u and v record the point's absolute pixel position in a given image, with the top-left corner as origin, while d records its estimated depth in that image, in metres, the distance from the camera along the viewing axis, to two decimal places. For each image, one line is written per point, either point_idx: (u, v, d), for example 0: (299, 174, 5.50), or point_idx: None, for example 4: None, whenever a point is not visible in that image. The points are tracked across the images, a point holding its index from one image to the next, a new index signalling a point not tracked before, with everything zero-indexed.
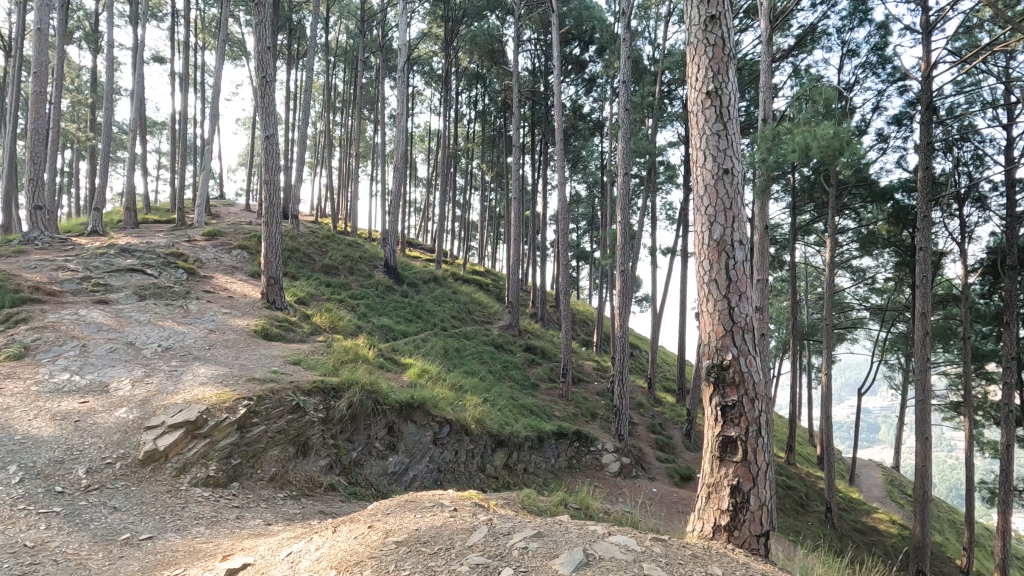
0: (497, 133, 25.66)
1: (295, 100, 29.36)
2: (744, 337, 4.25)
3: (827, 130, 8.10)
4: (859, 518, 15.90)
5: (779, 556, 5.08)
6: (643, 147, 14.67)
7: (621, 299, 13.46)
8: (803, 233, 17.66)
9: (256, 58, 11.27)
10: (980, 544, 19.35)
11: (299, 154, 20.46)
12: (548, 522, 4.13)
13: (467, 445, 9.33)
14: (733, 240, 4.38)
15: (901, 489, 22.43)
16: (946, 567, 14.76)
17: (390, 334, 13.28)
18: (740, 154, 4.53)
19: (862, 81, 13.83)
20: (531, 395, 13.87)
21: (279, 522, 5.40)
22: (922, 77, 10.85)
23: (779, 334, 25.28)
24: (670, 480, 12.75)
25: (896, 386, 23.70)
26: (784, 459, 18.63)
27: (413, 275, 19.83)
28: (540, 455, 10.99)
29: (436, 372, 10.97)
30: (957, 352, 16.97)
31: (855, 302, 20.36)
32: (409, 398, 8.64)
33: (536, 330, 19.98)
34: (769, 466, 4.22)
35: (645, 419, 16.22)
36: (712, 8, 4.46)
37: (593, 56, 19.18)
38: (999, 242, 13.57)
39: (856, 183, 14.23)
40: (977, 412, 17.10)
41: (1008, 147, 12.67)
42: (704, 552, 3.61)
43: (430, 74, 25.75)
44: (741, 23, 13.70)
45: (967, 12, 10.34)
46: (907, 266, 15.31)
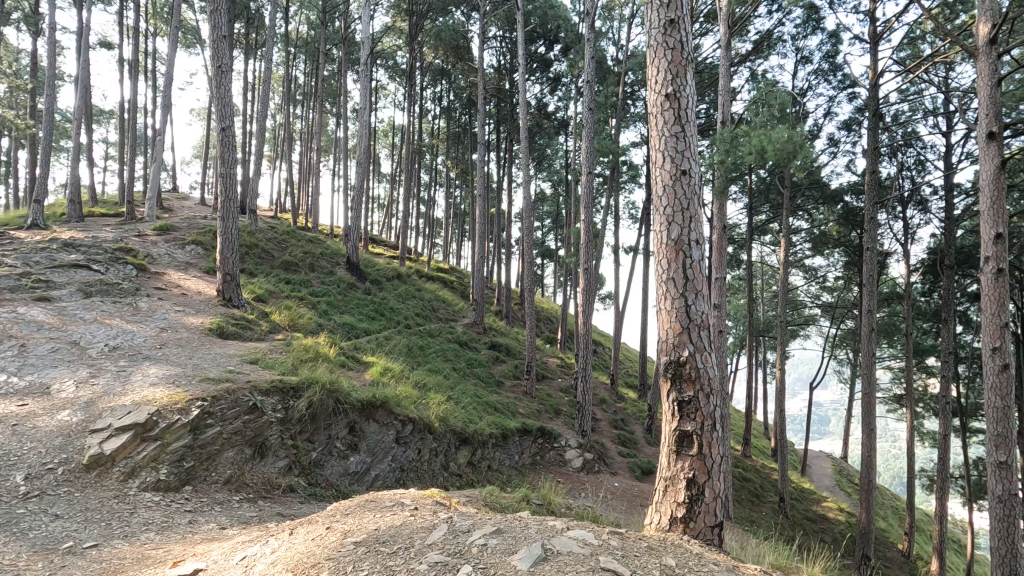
0: (462, 130, 25.38)
1: (253, 91, 28.41)
2: (700, 334, 4.38)
3: (781, 134, 8.44)
4: (810, 507, 16.59)
5: (734, 546, 5.24)
6: (607, 146, 14.82)
7: (585, 295, 13.59)
8: (759, 233, 18.28)
9: (211, 46, 10.87)
10: (920, 529, 20.42)
11: (258, 148, 19.79)
12: (507, 518, 4.15)
13: (430, 444, 9.27)
14: (690, 240, 4.49)
15: (849, 478, 23.52)
16: (889, 552, 15.52)
17: (352, 332, 13.06)
18: (697, 155, 4.64)
19: (815, 87, 14.43)
20: (495, 393, 13.89)
21: (234, 526, 5.26)
22: (870, 86, 11.37)
23: (737, 331, 26.16)
24: (632, 475, 13.01)
25: (845, 380, 24.84)
26: (740, 451, 19.25)
27: (377, 272, 19.53)
28: (504, 452, 11.04)
29: (399, 371, 10.84)
30: (901, 346, 17.90)
31: (807, 300, 21.16)
32: (372, 397, 8.51)
33: (500, 327, 19.99)
34: (723, 458, 4.35)
35: (607, 414, 16.48)
36: (671, 12, 4.56)
37: (558, 56, 19.24)
38: (938, 243, 14.38)
39: (809, 185, 14.81)
40: (919, 404, 18.08)
41: (947, 154, 13.43)
42: (659, 544, 3.70)
43: (394, 69, 25.33)
44: (701, 27, 14.02)
45: (911, 24, 10.90)
46: (855, 265, 16.07)
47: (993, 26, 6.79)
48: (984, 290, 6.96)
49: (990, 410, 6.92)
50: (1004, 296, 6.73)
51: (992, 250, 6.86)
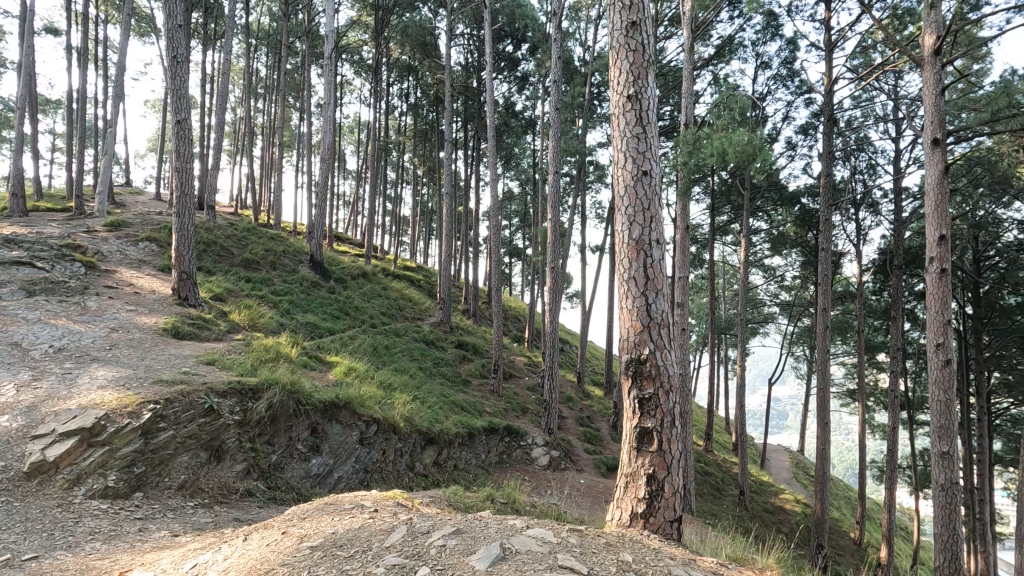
0: (429, 127, 25.12)
1: (211, 83, 27.47)
2: (660, 332, 4.45)
3: (742, 137, 8.66)
4: (768, 499, 17.15)
5: (693, 539, 5.37)
6: (573, 146, 14.90)
7: (552, 293, 13.66)
8: (720, 233, 18.75)
9: (166, 36, 10.46)
10: (871, 519, 21.31)
11: (217, 142, 19.15)
12: (467, 518, 4.15)
13: (395, 444, 9.14)
14: (650, 239, 4.56)
15: (805, 471, 24.42)
16: (842, 540, 16.14)
17: (315, 332, 12.79)
18: (658, 156, 4.72)
19: (773, 92, 14.83)
20: (462, 392, 13.83)
21: (188, 532, 5.09)
22: (825, 91, 11.78)
23: (699, 329, 26.78)
24: (597, 471, 13.18)
25: (801, 376, 25.73)
26: (702, 447, 19.71)
27: (341, 270, 19.18)
28: (470, 451, 11.02)
29: (363, 370, 10.68)
30: (854, 343, 18.65)
31: (767, 298, 21.80)
32: (335, 397, 8.32)
33: (467, 326, 19.90)
34: (681, 454, 4.44)
35: (573, 412, 16.65)
36: (632, 14, 4.62)
37: (526, 55, 19.25)
38: (888, 244, 15.04)
39: (768, 187, 15.27)
40: (870, 398, 18.87)
41: (896, 159, 14.05)
42: (617, 540, 3.74)
43: (360, 63, 24.88)
44: (665, 31, 14.24)
45: (863, 33, 11.34)
46: (811, 265, 16.64)
47: (938, 37, 7.13)
48: (929, 288, 7.28)
49: (935, 403, 7.26)
50: (947, 294, 7.08)
51: (936, 251, 7.21)
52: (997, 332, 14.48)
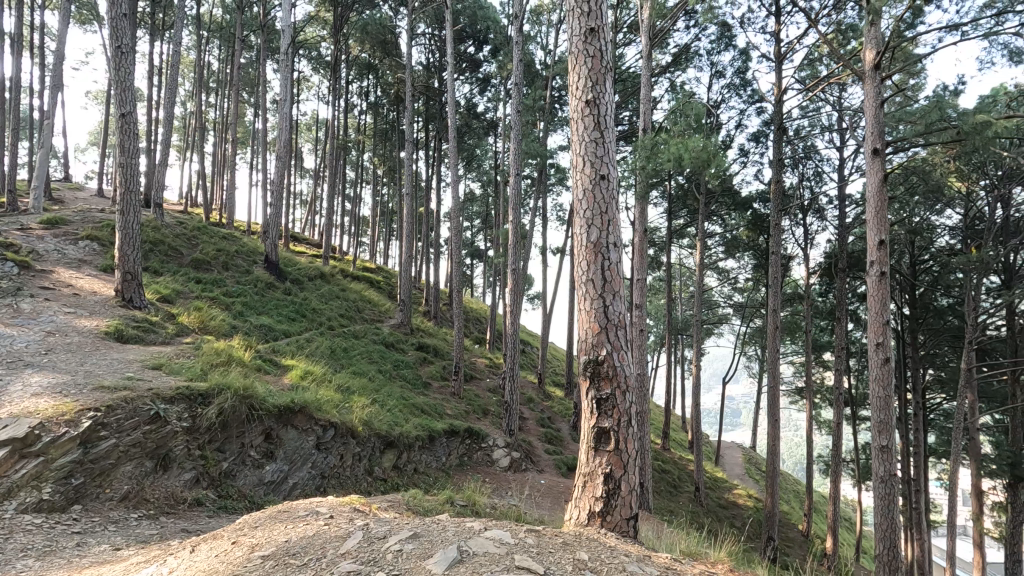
0: (390, 127, 24.80)
1: (159, 75, 26.34)
2: (617, 333, 4.54)
3: (697, 143, 8.92)
4: (722, 495, 17.69)
5: (649, 535, 5.49)
6: (535, 149, 14.99)
7: (513, 294, 13.69)
8: (677, 236, 19.25)
9: (109, 24, 9.96)
10: (818, 511, 22.26)
11: (165, 137, 18.37)
12: (425, 521, 4.12)
13: (353, 448, 8.97)
14: (608, 242, 4.65)
15: (757, 466, 25.33)
16: (791, 532, 16.79)
17: (270, 334, 12.44)
18: (615, 161, 4.81)
19: (727, 100, 15.32)
20: (422, 394, 13.70)
21: (131, 545, 4.86)
22: (776, 101, 12.26)
23: (657, 330, 27.39)
24: (558, 471, 13.29)
25: (753, 375, 26.66)
26: (660, 445, 20.14)
27: (297, 270, 18.71)
28: (430, 454, 10.94)
29: (320, 374, 10.45)
30: (802, 342, 19.46)
31: (721, 300, 22.49)
32: (290, 402, 8.09)
33: (428, 328, 19.74)
34: (638, 453, 4.53)
35: (534, 413, 16.75)
36: (591, 21, 4.71)
37: (487, 56, 19.25)
38: (833, 248, 15.77)
39: (722, 192, 15.79)
40: (817, 395, 19.72)
41: (841, 167, 14.75)
42: (574, 539, 3.79)
43: (318, 60, 24.34)
44: (624, 37, 14.51)
45: (810, 47, 11.87)
46: (762, 267, 17.29)
47: (878, 53, 7.54)
48: (870, 290, 7.67)
49: (875, 399, 7.64)
50: (886, 296, 7.47)
51: (876, 255, 7.60)
52: (931, 332, 15.37)
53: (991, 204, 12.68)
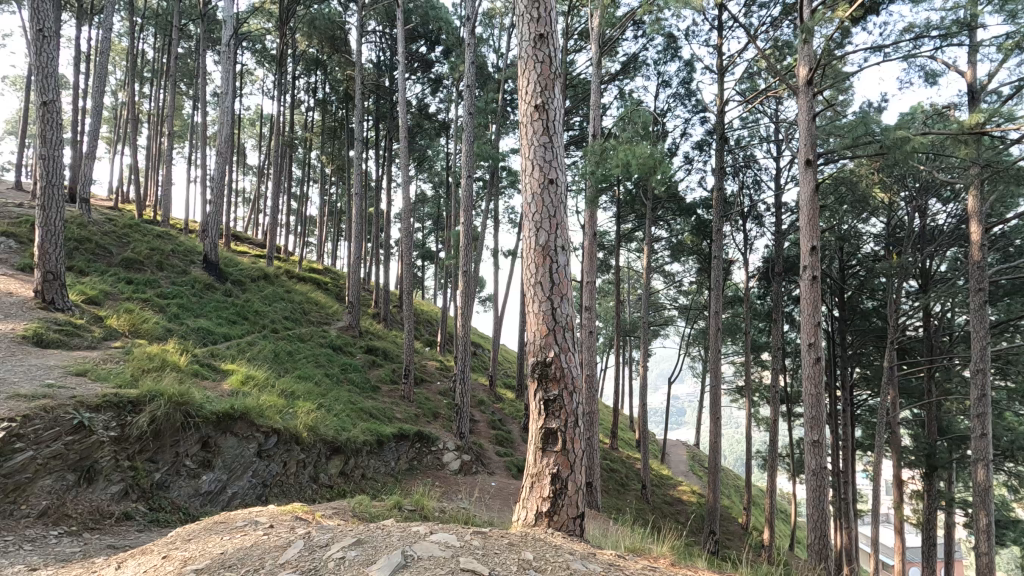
0: (338, 125, 24.19)
1: (86, 62, 24.71)
2: (565, 335, 4.61)
3: (644, 150, 9.19)
4: (667, 491, 18.23)
5: (596, 534, 5.59)
6: (487, 152, 15.02)
7: (464, 296, 13.63)
8: (625, 240, 19.74)
9: (29, 5, 9.27)
10: (756, 505, 23.29)
11: (93, 128, 17.23)
12: (371, 527, 4.04)
13: (297, 455, 8.69)
14: (556, 245, 4.71)
15: (700, 463, 26.26)
16: (732, 526, 17.46)
17: (209, 338, 11.89)
18: (563, 165, 4.89)
19: (673, 109, 15.84)
20: (371, 398, 13.43)
21: (49, 565, 4.52)
22: (718, 112, 12.80)
23: (605, 331, 27.94)
24: (508, 473, 13.33)
25: (697, 374, 27.63)
26: (609, 444, 20.55)
27: (239, 271, 17.96)
28: (379, 459, 10.74)
29: (263, 378, 10.06)
30: (742, 343, 20.33)
31: (667, 302, 23.21)
32: (229, 408, 7.75)
33: (378, 330, 19.40)
34: (585, 453, 4.61)
35: (485, 415, 16.74)
36: (540, 27, 4.78)
37: (439, 57, 19.12)
38: (770, 253, 16.57)
39: (667, 198, 16.31)
40: (755, 393, 20.67)
41: (777, 176, 15.53)
42: (520, 539, 3.82)
43: (262, 53, 23.47)
44: (575, 44, 14.76)
45: (750, 61, 12.47)
46: (706, 270, 17.95)
47: (810, 69, 8.00)
48: (803, 294, 8.10)
49: (807, 397, 8.07)
50: (818, 299, 7.91)
51: (808, 260, 8.05)
52: (858, 332, 16.38)
53: (910, 214, 13.66)
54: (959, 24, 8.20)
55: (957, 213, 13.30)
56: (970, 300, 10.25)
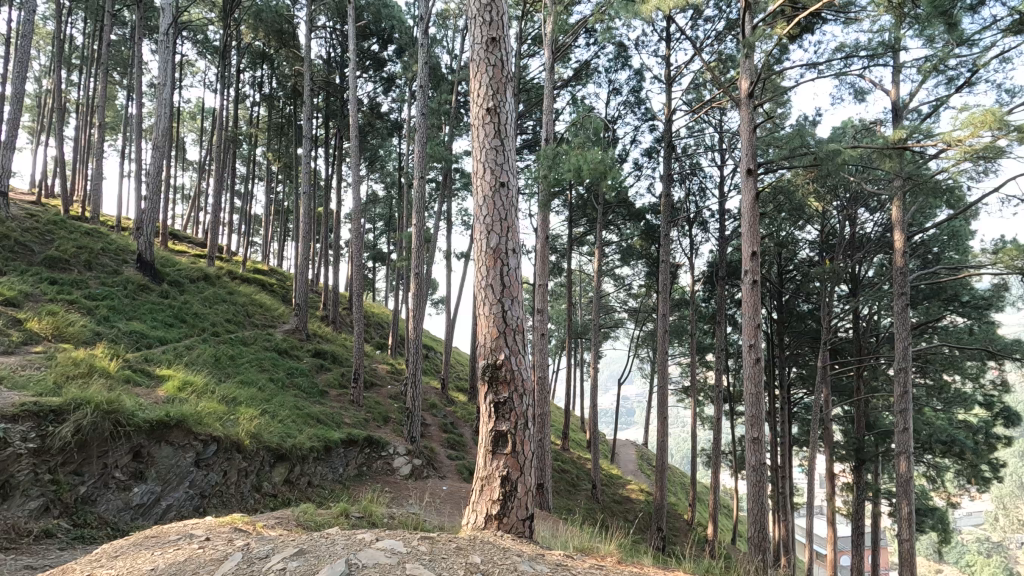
0: (286, 121, 23.42)
1: (5, 44, 22.93)
2: (515, 338, 4.63)
3: (595, 155, 9.37)
4: (617, 491, 18.60)
5: (546, 534, 5.63)
6: (440, 153, 14.92)
7: (416, 299, 13.46)
8: (577, 244, 20.04)
9: None
10: (701, 501, 24.09)
11: (12, 117, 15.99)
12: (314, 536, 3.94)
13: (239, 464, 8.35)
14: (507, 248, 4.73)
15: (648, 462, 26.94)
16: (678, 522, 18.01)
17: (142, 342, 11.25)
18: (515, 169, 4.92)
19: (623, 116, 16.22)
20: (318, 403, 13.06)
21: None
22: (666, 120, 13.21)
23: (557, 333, 28.28)
24: (460, 477, 13.25)
25: (645, 375, 28.35)
26: (560, 446, 20.79)
27: (177, 271, 17.08)
28: (326, 465, 10.45)
29: (202, 384, 9.59)
30: (688, 344, 21.02)
31: (617, 305, 23.72)
32: (164, 415, 7.35)
33: (326, 333, 18.89)
34: (534, 454, 4.64)
35: (437, 419, 16.60)
36: (493, 30, 4.80)
37: (392, 56, 18.85)
38: (715, 257, 17.22)
39: (618, 203, 16.68)
40: (701, 393, 21.40)
41: (721, 184, 16.15)
42: (468, 543, 3.80)
43: (203, 44, 22.46)
44: (528, 49, 14.89)
45: (696, 73, 12.94)
46: (654, 274, 18.46)
47: (751, 83, 8.38)
48: (744, 297, 8.45)
49: (748, 395, 8.41)
50: (758, 302, 8.26)
51: (749, 265, 8.40)
52: (794, 334, 17.23)
53: (841, 222, 14.51)
54: (885, 46, 8.79)
55: (883, 222, 14.23)
56: (894, 303, 10.96)
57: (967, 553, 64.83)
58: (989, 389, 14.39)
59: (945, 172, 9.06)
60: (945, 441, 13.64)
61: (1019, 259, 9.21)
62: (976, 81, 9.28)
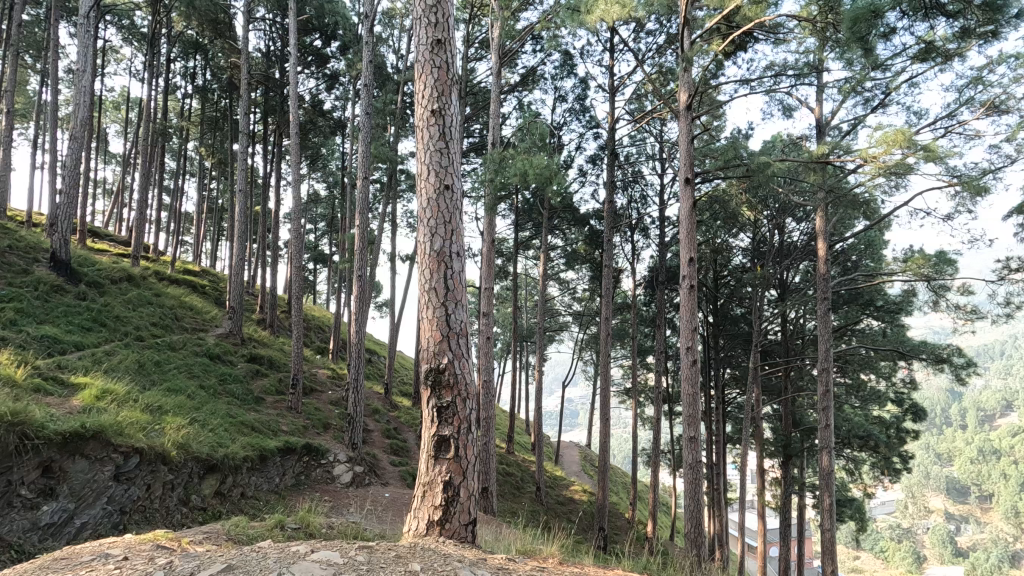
0: (221, 115, 22.36)
1: None
2: (459, 341, 4.60)
3: (541, 160, 9.49)
4: (560, 492, 18.83)
5: (488, 539, 5.62)
6: (385, 154, 14.66)
7: (358, 302, 13.13)
8: (523, 248, 20.18)
9: None
10: (642, 499, 24.77)
11: None
12: (245, 550, 3.76)
13: (164, 476, 7.87)
14: (451, 251, 4.70)
15: (591, 463, 27.45)
16: (619, 521, 18.43)
17: (55, 347, 10.40)
18: (459, 172, 4.90)
19: (569, 123, 16.50)
20: (253, 410, 12.50)
21: None
22: (610, 129, 13.56)
23: (503, 336, 28.35)
24: (403, 483, 13.01)
25: (589, 377, 28.87)
26: (505, 449, 20.84)
27: (96, 271, 15.91)
28: (261, 475, 10.01)
29: (123, 393, 8.97)
30: (629, 347, 21.59)
31: (562, 308, 24.04)
32: (80, 426, 6.82)
33: (263, 338, 18.12)
34: (477, 458, 4.62)
35: (380, 424, 16.25)
36: (438, 32, 4.77)
37: (336, 53, 18.39)
38: (655, 263, 17.78)
39: (563, 209, 16.95)
40: (642, 395, 22.01)
41: (661, 192, 16.72)
42: (408, 551, 3.73)
43: (129, 30, 21.10)
44: (475, 52, 14.88)
45: (638, 84, 13.35)
46: (598, 278, 18.85)
47: (689, 95, 8.72)
48: (682, 302, 8.78)
49: (685, 395, 8.73)
50: (695, 306, 8.58)
51: (686, 270, 8.75)
52: (728, 337, 18.04)
53: (771, 230, 15.35)
54: (809, 66, 9.39)
55: (808, 231, 15.16)
56: (817, 307, 11.68)
57: (880, 540, 69.76)
58: (900, 387, 15.57)
59: (862, 186, 9.76)
60: (862, 436, 14.63)
61: (926, 266, 10.25)
62: (889, 102, 10.09)
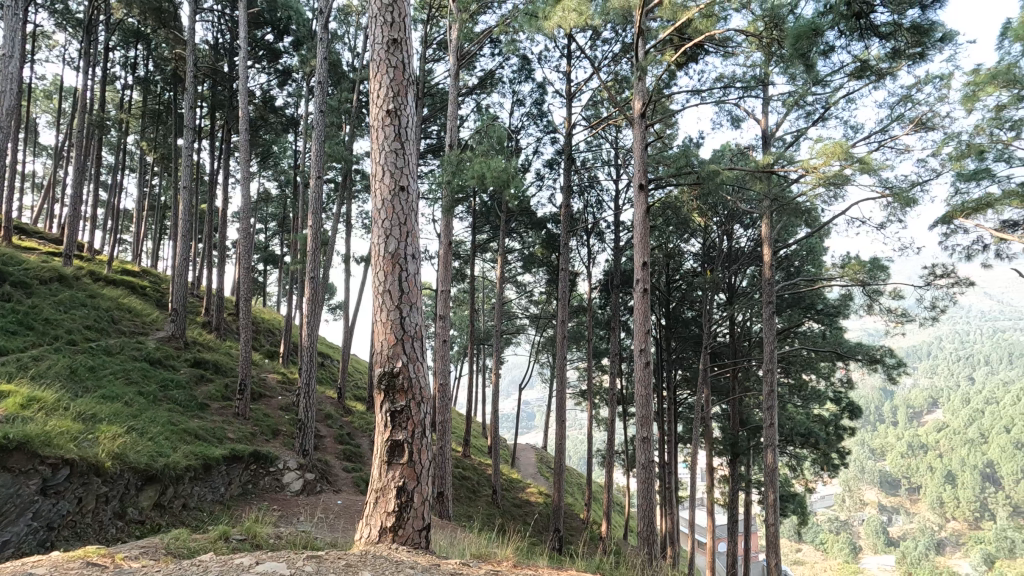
0: (164, 108, 21.35)
1: None
2: (413, 345, 4.54)
3: (498, 163, 9.51)
4: (516, 494, 18.87)
5: (442, 543, 5.57)
6: (340, 153, 14.36)
7: (310, 304, 12.78)
8: (480, 251, 20.15)
9: None
10: (597, 500, 25.09)
11: None
12: (184, 564, 3.59)
13: (98, 489, 7.41)
14: (406, 253, 4.65)
15: (547, 465, 27.64)
16: (574, 522, 18.65)
17: None
18: (415, 173, 4.84)
19: (526, 127, 16.60)
20: (197, 417, 11.96)
21: None
22: (567, 134, 13.73)
23: (461, 339, 28.18)
24: (356, 489, 12.72)
25: (546, 380, 29.05)
26: (461, 452, 20.70)
27: (23, 271, 14.87)
28: (205, 485, 9.58)
29: (52, 400, 8.41)
30: (585, 350, 21.87)
31: (518, 311, 24.11)
32: (2, 437, 6.34)
33: (208, 341, 17.38)
34: (431, 463, 4.56)
35: (333, 430, 15.84)
36: (394, 32, 4.71)
37: (288, 48, 17.87)
38: (610, 267, 18.10)
39: (520, 212, 17.03)
40: (597, 396, 22.32)
41: (616, 198, 17.05)
42: (358, 559, 3.65)
43: (63, 15, 19.87)
44: (433, 53, 14.78)
45: (594, 90, 13.58)
46: (554, 282, 19.04)
47: (644, 103, 8.93)
48: (636, 305, 8.95)
49: (638, 397, 8.92)
50: (648, 309, 8.75)
51: (640, 274, 8.93)
52: (680, 339, 18.55)
53: (720, 236, 15.88)
54: (756, 79, 9.78)
55: (754, 237, 15.77)
56: (763, 310, 12.16)
57: (821, 534, 73.11)
58: (838, 386, 16.38)
59: (804, 195, 10.24)
60: (803, 433, 15.32)
61: (861, 272, 10.66)
62: (828, 116, 10.65)
